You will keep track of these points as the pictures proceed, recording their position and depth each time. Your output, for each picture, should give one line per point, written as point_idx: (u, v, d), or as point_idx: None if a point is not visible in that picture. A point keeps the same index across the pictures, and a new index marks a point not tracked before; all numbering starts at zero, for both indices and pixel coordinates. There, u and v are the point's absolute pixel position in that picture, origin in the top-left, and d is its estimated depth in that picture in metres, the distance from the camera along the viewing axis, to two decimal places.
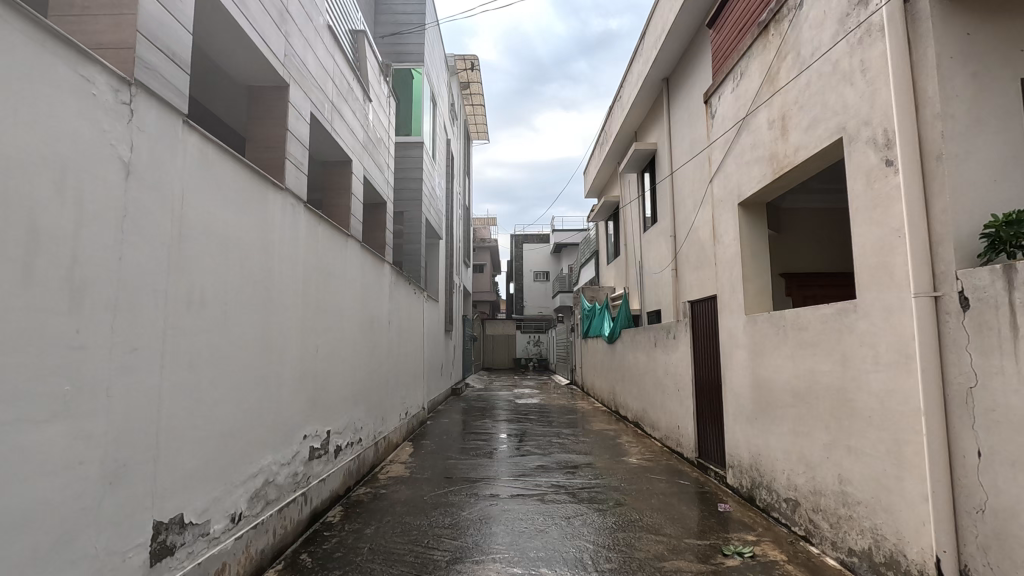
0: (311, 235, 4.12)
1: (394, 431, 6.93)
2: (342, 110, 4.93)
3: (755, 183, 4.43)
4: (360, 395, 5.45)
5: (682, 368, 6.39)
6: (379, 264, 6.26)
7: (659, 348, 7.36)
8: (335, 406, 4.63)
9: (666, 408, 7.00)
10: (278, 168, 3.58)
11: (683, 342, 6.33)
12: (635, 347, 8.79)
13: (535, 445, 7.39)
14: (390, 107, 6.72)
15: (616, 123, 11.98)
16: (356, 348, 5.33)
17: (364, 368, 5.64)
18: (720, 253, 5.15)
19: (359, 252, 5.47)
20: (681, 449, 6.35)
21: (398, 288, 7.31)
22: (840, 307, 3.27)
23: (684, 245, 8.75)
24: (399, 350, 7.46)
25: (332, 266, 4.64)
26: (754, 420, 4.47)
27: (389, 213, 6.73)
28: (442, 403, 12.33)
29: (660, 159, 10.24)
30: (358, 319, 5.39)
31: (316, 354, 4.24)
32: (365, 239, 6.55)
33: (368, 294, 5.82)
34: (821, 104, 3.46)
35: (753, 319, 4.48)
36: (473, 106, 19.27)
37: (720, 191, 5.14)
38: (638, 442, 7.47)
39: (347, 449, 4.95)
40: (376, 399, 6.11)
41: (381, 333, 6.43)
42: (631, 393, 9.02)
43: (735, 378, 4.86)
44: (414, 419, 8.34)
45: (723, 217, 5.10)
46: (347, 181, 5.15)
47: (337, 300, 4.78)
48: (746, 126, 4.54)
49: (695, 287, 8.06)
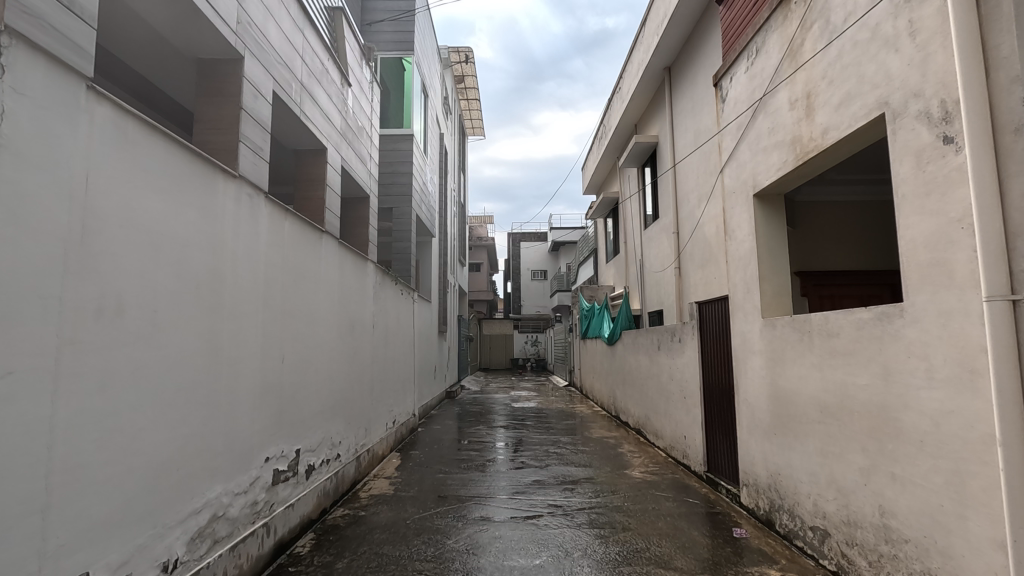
0: (275, 230, 3.66)
1: (379, 442, 6.45)
2: (314, 92, 4.44)
3: (773, 172, 3.98)
4: (338, 406, 4.98)
5: (689, 374, 5.92)
6: (361, 263, 5.79)
7: (663, 352, 6.92)
8: (307, 420, 4.17)
9: (671, 416, 6.55)
10: (231, 152, 3.11)
11: (690, 346, 5.88)
12: (637, 350, 8.34)
13: (533, 455, 6.93)
14: (372, 94, 6.25)
15: (615, 116, 11.53)
16: (333, 355, 4.86)
17: (343, 376, 5.17)
18: (733, 250, 4.69)
19: (337, 250, 4.99)
20: (688, 461, 5.90)
21: (384, 289, 6.84)
22: (881, 311, 2.81)
23: (689, 241, 8.29)
24: (386, 356, 6.97)
25: (304, 266, 4.17)
26: (772, 436, 4.02)
27: (372, 208, 6.25)
28: (435, 407, 11.85)
29: (661, 152, 9.80)
30: (335, 323, 4.93)
31: (283, 365, 3.77)
32: (346, 236, 6.08)
33: (348, 296, 5.35)
34: (857, 77, 3.00)
35: (770, 323, 4.04)
36: (468, 100, 18.75)
37: (732, 183, 4.68)
38: (642, 452, 7.02)
39: (321, 468, 4.48)
40: (358, 410, 5.65)
41: (364, 338, 5.96)
42: (633, 398, 8.56)
43: (750, 387, 4.40)
44: (403, 427, 7.87)
45: (735, 211, 4.65)
46: (322, 171, 4.68)
47: (310, 302, 4.31)
48: (762, 108, 4.08)
49: (702, 286, 7.61)
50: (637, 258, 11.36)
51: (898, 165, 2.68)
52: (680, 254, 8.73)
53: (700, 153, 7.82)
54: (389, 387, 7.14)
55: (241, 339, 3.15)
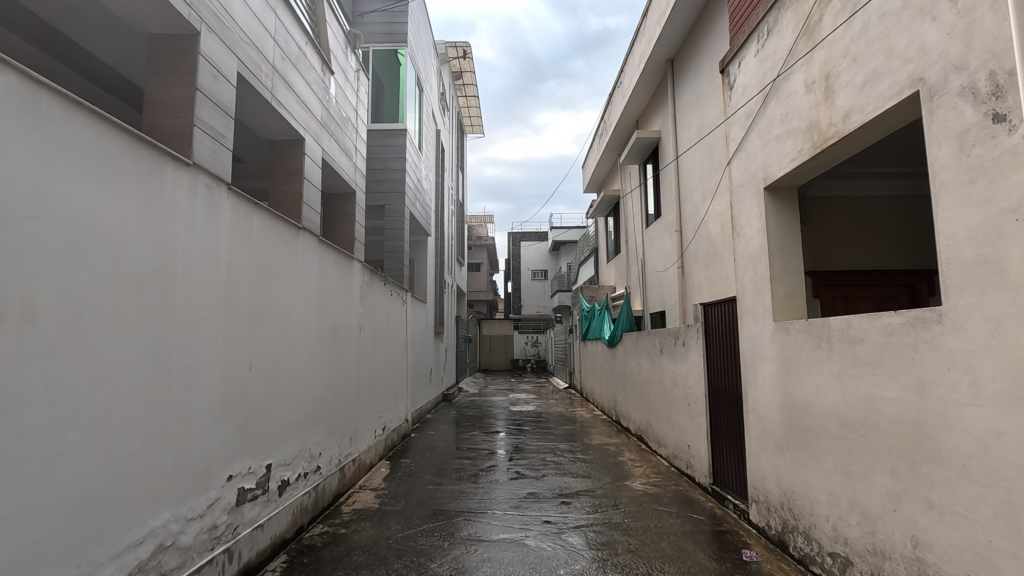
0: (241, 225, 3.33)
1: (366, 450, 6.13)
2: (289, 78, 4.13)
3: (786, 162, 3.65)
4: (319, 414, 4.66)
5: (693, 380, 5.59)
6: (346, 263, 5.48)
7: (665, 355, 6.60)
8: (280, 432, 3.85)
9: (674, 424, 6.23)
10: (185, 138, 2.80)
11: (695, 350, 5.55)
12: (638, 353, 8.01)
13: (528, 464, 6.60)
14: (359, 84, 5.93)
15: (616, 112, 11.22)
16: (313, 360, 4.55)
17: (325, 383, 4.85)
18: (742, 249, 4.36)
19: (317, 248, 4.67)
20: (693, 472, 5.57)
21: (373, 290, 6.52)
22: (914, 316, 2.49)
23: (693, 240, 7.96)
24: (375, 360, 6.65)
25: (277, 264, 3.85)
26: (785, 450, 3.69)
27: (359, 204, 5.93)
28: (431, 411, 11.53)
29: (663, 147, 9.48)
30: (315, 326, 4.62)
31: (252, 372, 3.46)
32: (331, 234, 5.76)
33: (331, 297, 5.04)
34: (885, 52, 2.68)
35: (783, 327, 3.71)
36: (466, 97, 18.40)
37: (741, 176, 4.34)
38: (644, 460, 6.69)
39: (298, 482, 4.16)
40: (342, 417, 5.34)
41: (350, 342, 5.65)
42: (634, 403, 8.24)
43: (760, 397, 4.07)
44: (394, 434, 7.54)
45: (743, 206, 4.32)
46: (299, 163, 4.36)
47: (285, 305, 3.98)
48: (775, 93, 3.75)
49: (707, 287, 7.30)
50: (638, 258, 11.10)
51: (935, 149, 2.36)
52: (684, 253, 8.42)
53: (704, 147, 7.48)
54: (378, 392, 6.82)
55: (198, 347, 2.84)
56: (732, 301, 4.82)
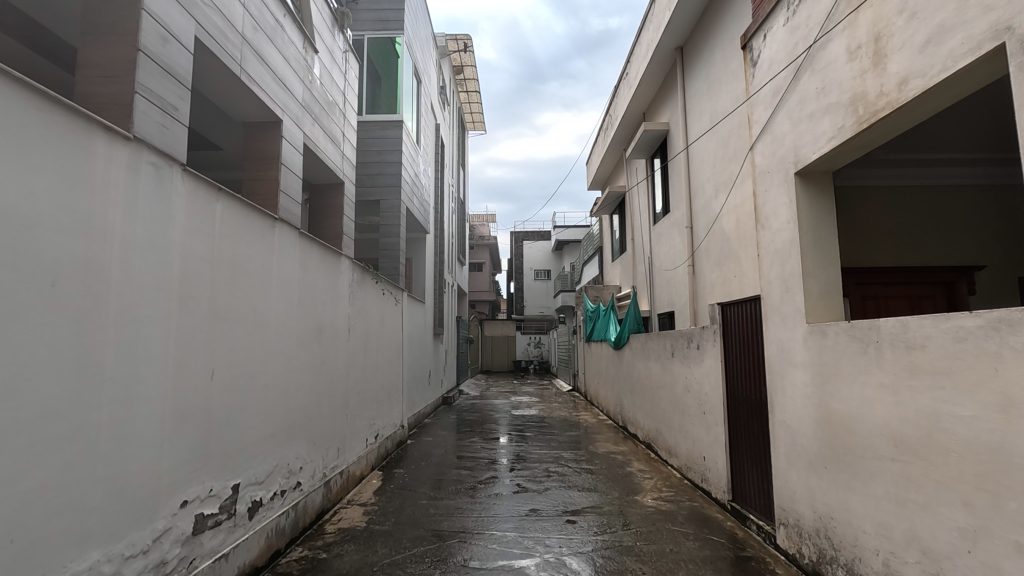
0: (200, 213, 2.91)
1: (356, 461, 5.71)
2: (263, 50, 3.71)
3: (821, 142, 3.22)
4: (300, 424, 4.26)
5: (709, 387, 5.16)
6: (332, 259, 5.06)
7: (677, 359, 6.16)
8: (250, 446, 3.43)
9: (687, 433, 5.80)
10: (125, 107, 2.38)
11: (711, 354, 5.10)
12: (647, 356, 7.57)
13: (530, 475, 6.16)
14: (348, 67, 5.52)
15: (622, 104, 10.78)
16: (292, 365, 4.13)
17: (307, 390, 4.43)
18: (767, 242, 3.92)
19: (297, 242, 4.25)
20: (709, 486, 5.13)
21: (365, 289, 6.10)
22: (997, 318, 2.06)
23: (706, 237, 7.52)
24: (366, 364, 6.23)
25: (246, 259, 3.42)
26: (820, 469, 3.26)
27: (348, 196, 5.52)
28: (430, 415, 11.11)
29: (672, 139, 9.05)
30: (295, 327, 4.20)
31: (214, 382, 3.04)
32: (317, 228, 5.35)
33: (315, 295, 4.63)
34: (955, 2, 2.25)
35: (818, 329, 3.28)
36: (467, 92, 17.99)
37: (766, 161, 3.92)
38: (654, 471, 6.26)
39: (273, 501, 3.74)
40: (327, 427, 4.92)
41: (338, 344, 5.25)
42: (642, 409, 7.81)
43: (789, 408, 3.64)
44: (388, 442, 7.11)
45: (769, 194, 3.89)
46: (276, 148, 3.95)
47: (256, 304, 3.56)
48: (809, 64, 3.32)
49: (722, 286, 6.91)
50: (645, 256, 10.71)
51: None
52: (695, 251, 7.98)
53: (718, 137, 7.05)
54: (371, 397, 6.40)
55: (139, 354, 2.42)
56: (755, 301, 4.38)
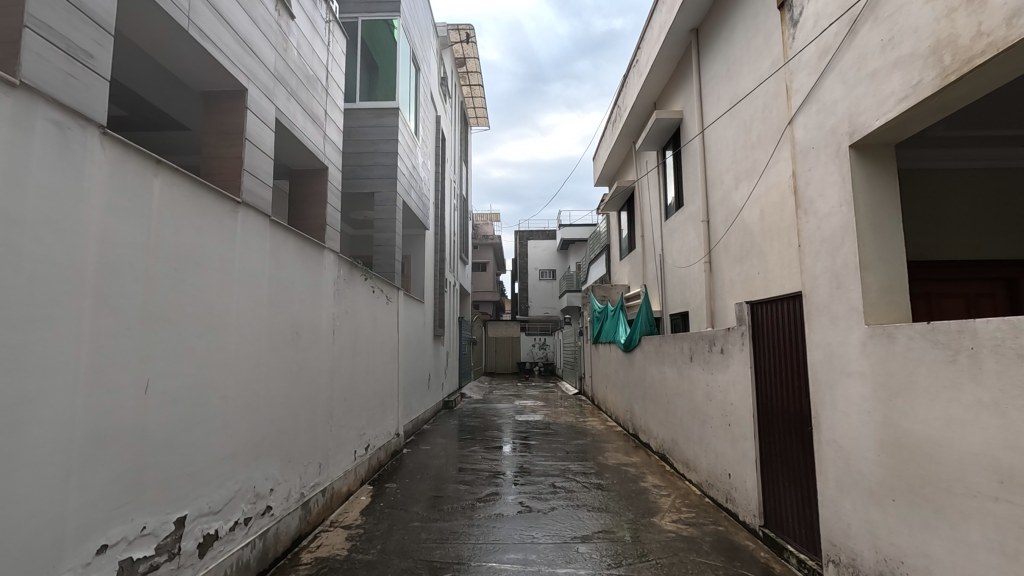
0: (131, 190, 2.38)
1: (342, 476, 5.17)
2: (221, 5, 3.19)
3: (886, 107, 2.67)
4: (271, 440, 3.72)
5: (735, 396, 4.59)
6: (313, 252, 4.53)
7: (697, 363, 5.60)
8: (203, 470, 2.90)
9: (708, 446, 5.25)
10: (11, 45, 1.87)
11: (738, 360, 4.54)
12: (662, 361, 7.01)
13: (534, 491, 5.60)
14: (334, 42, 5.01)
15: (632, 93, 10.22)
16: (261, 371, 3.60)
17: (280, 400, 3.89)
18: (811, 230, 3.36)
19: (270, 232, 3.73)
20: (736, 508, 4.56)
21: (354, 287, 5.57)
22: None
23: (726, 231, 6.97)
24: (355, 369, 5.70)
25: (198, 248, 2.89)
26: (886, 502, 2.70)
27: (333, 183, 5.01)
28: (429, 420, 10.57)
29: (686, 128, 8.50)
30: (265, 328, 3.67)
31: (151, 395, 2.51)
32: (299, 218, 4.83)
33: (292, 293, 4.10)
34: None
35: (881, 334, 2.73)
36: (469, 85, 17.47)
37: (809, 135, 3.36)
38: (671, 487, 5.70)
39: (234, 532, 3.19)
40: (307, 441, 4.39)
41: (320, 348, 4.71)
42: (656, 417, 7.25)
43: (841, 425, 3.07)
44: (380, 453, 6.56)
45: (813, 173, 3.33)
46: (242, 121, 3.43)
47: (213, 302, 3.03)
48: (871, 13, 2.77)
49: (747, 284, 6.39)
50: (656, 254, 10.19)
51: None
52: (713, 247, 7.42)
53: (740, 122, 6.49)
54: (361, 405, 5.86)
55: (33, 365, 1.89)
56: (794, 298, 3.83)
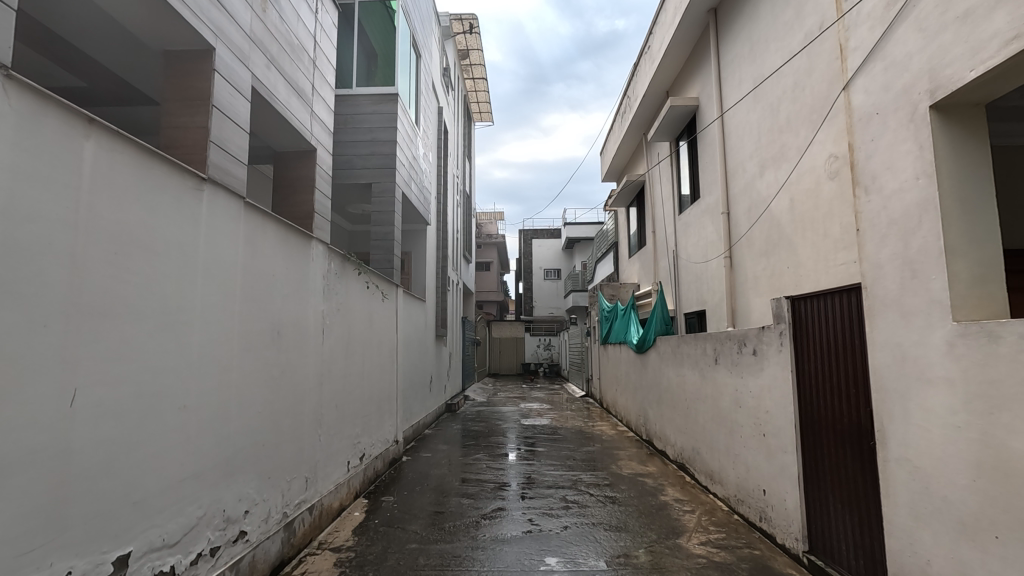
0: (52, 153, 1.92)
1: (332, 490, 4.69)
2: None
3: (986, 54, 2.18)
4: (246, 455, 3.24)
5: (772, 403, 4.09)
6: (299, 243, 4.06)
7: (723, 366, 5.10)
8: (155, 497, 2.43)
9: (737, 457, 4.75)
10: None
11: (775, 363, 4.04)
12: (680, 363, 6.51)
13: (544, 507, 5.10)
14: (323, 11, 4.54)
15: (643, 81, 9.72)
16: (234, 377, 3.13)
17: (258, 409, 3.42)
18: (874, 211, 2.87)
19: (245, 218, 3.26)
20: (772, 528, 4.05)
21: (346, 282, 5.10)
22: None
23: (750, 224, 6.48)
24: (349, 373, 5.23)
25: (148, 231, 2.42)
26: (985, 538, 2.20)
27: (322, 167, 4.54)
28: (430, 425, 10.08)
29: (703, 115, 8.01)
30: (240, 325, 3.20)
31: (81, 409, 2.04)
32: (285, 205, 4.36)
33: (273, 287, 3.63)
34: None
35: (977, 332, 2.23)
36: (473, 79, 16.99)
37: (871, 99, 2.87)
38: (694, 502, 5.20)
39: (197, 567, 2.71)
40: (291, 453, 3.91)
41: (307, 349, 4.23)
42: (674, 424, 6.75)
43: (918, 442, 2.57)
44: (376, 462, 6.07)
45: (877, 143, 2.84)
46: (213, 86, 2.96)
47: (170, 295, 2.56)
48: None
49: (775, 279, 5.91)
50: (669, 250, 9.70)
51: None
52: (735, 241, 6.93)
53: (766, 104, 6.00)
54: (355, 412, 5.38)
55: None
56: (848, 292, 3.33)
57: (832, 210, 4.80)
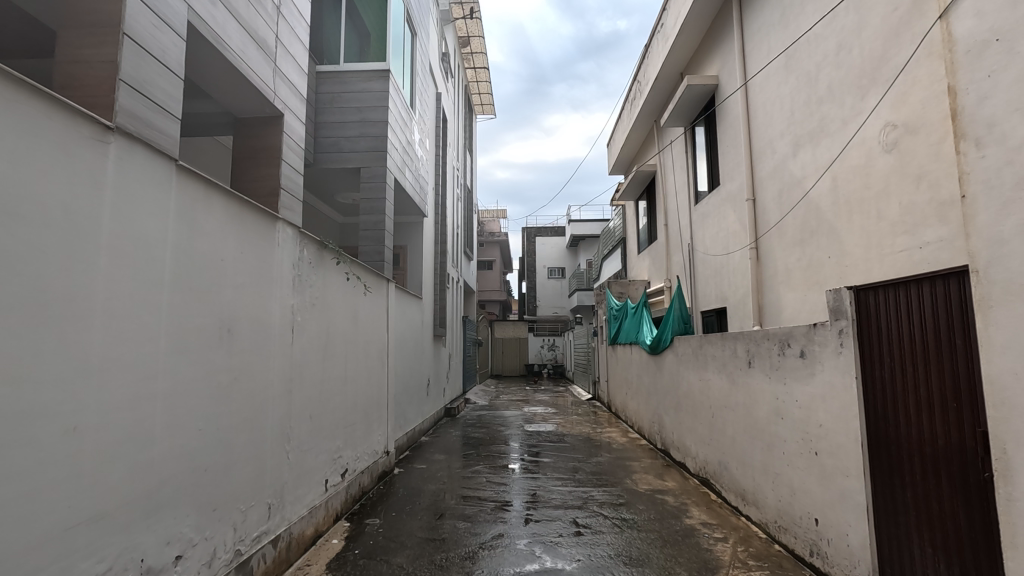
0: None
1: (305, 515, 4.02)
2: None
3: None
4: (179, 485, 2.57)
5: (826, 415, 3.39)
6: (259, 223, 3.38)
7: (759, 369, 4.41)
8: (20, 556, 1.76)
9: (778, 477, 4.05)
10: None
11: (832, 367, 3.33)
12: (702, 365, 5.82)
13: (551, 533, 4.41)
14: None
15: (656, 61, 9.03)
16: (161, 386, 2.46)
17: (200, 425, 2.74)
18: (989, 170, 2.19)
19: (178, 186, 2.60)
20: (829, 567, 3.35)
21: (323, 273, 4.42)
22: None
23: (782, 209, 5.81)
24: (327, 377, 4.56)
25: (9, 190, 1.76)
26: None
27: (290, 136, 3.87)
28: (427, 432, 9.39)
29: (723, 93, 7.33)
30: (171, 320, 2.52)
31: None
32: (246, 180, 3.69)
33: (221, 274, 2.96)
34: None
35: None
36: (474, 69, 16.33)
37: (987, 22, 2.19)
38: (726, 527, 4.49)
39: None
40: (248, 477, 3.23)
41: (271, 350, 3.56)
42: (695, 433, 6.06)
43: None
44: (362, 478, 5.39)
45: (995, 80, 2.15)
46: (130, 10, 2.30)
47: (50, 277, 1.89)
48: None
49: (812, 271, 5.23)
50: (684, 243, 9.03)
51: None
52: (762, 230, 6.26)
53: (802, 73, 5.32)
54: (335, 422, 4.71)
55: None
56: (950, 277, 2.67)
57: (888, 189, 4.13)
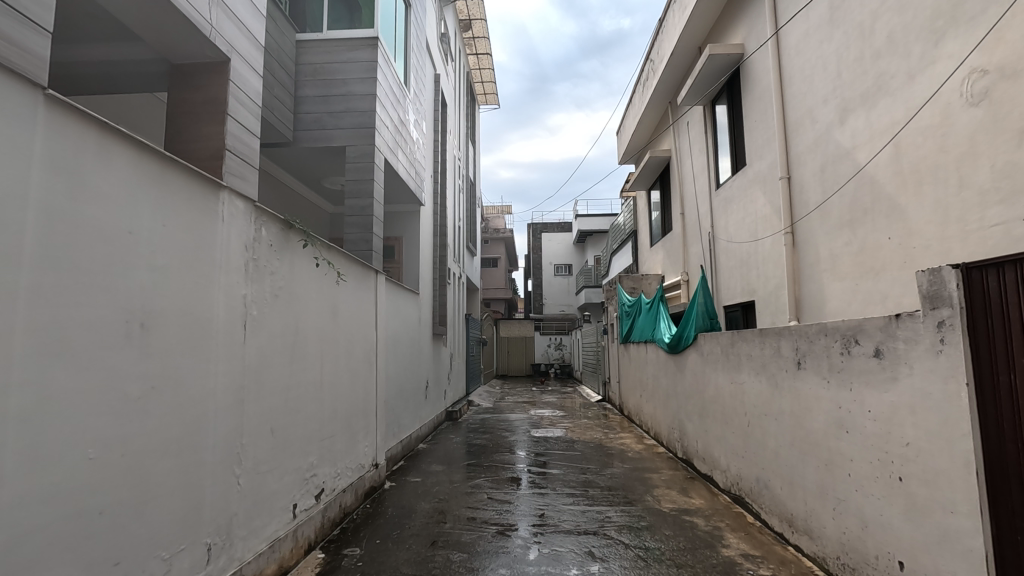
0: None
1: (264, 553, 3.28)
2: None
3: None
4: (50, 537, 1.85)
5: (920, 432, 2.64)
6: (194, 190, 2.68)
7: (811, 371, 3.67)
8: None
9: (841, 503, 3.30)
10: None
11: (927, 370, 2.58)
12: (734, 366, 5.08)
13: (561, 570, 3.67)
14: None
15: (671, 35, 8.27)
16: (14, 402, 1.74)
17: (90, 451, 2.03)
18: None
19: (55, 126, 1.91)
20: None
21: (289, 260, 3.71)
22: None
23: (824, 188, 5.05)
24: (297, 383, 3.85)
25: None
26: None
27: (239, 88, 3.16)
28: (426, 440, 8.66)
29: (749, 63, 6.56)
30: (35, 311, 1.81)
31: None
32: (183, 139, 2.98)
33: (130, 250, 2.24)
34: None
35: None
36: (475, 55, 15.59)
37: None
38: (772, 560, 3.74)
39: None
40: (176, 514, 2.51)
41: (212, 351, 2.84)
42: (725, 443, 5.32)
43: None
44: (344, 497, 4.68)
45: None
46: None
47: None
48: None
49: (865, 256, 4.49)
50: (703, 232, 8.27)
51: None
52: (799, 212, 5.51)
53: (852, 25, 4.55)
54: (307, 435, 3.99)
55: None
56: None
57: (971, 152, 3.39)
